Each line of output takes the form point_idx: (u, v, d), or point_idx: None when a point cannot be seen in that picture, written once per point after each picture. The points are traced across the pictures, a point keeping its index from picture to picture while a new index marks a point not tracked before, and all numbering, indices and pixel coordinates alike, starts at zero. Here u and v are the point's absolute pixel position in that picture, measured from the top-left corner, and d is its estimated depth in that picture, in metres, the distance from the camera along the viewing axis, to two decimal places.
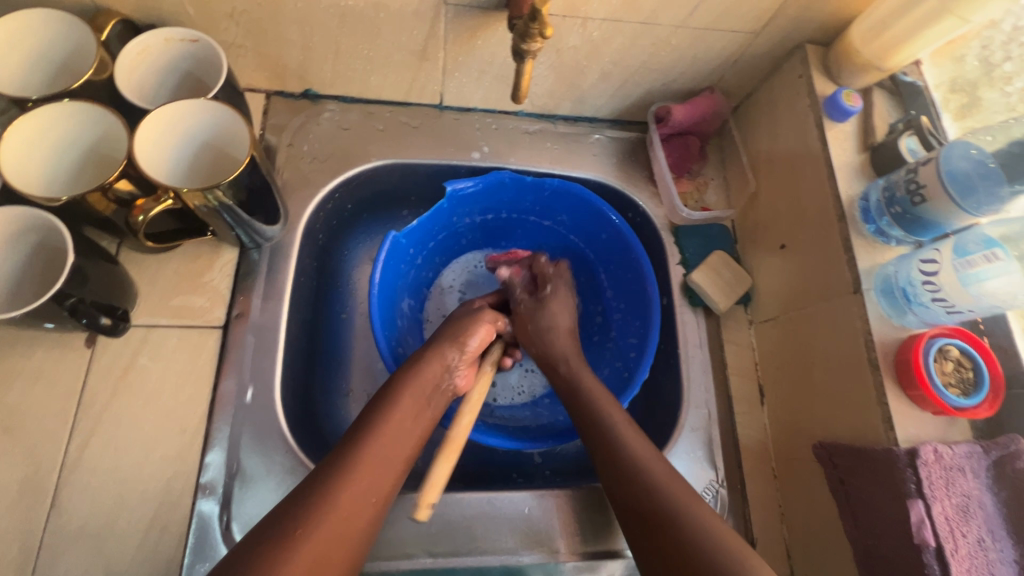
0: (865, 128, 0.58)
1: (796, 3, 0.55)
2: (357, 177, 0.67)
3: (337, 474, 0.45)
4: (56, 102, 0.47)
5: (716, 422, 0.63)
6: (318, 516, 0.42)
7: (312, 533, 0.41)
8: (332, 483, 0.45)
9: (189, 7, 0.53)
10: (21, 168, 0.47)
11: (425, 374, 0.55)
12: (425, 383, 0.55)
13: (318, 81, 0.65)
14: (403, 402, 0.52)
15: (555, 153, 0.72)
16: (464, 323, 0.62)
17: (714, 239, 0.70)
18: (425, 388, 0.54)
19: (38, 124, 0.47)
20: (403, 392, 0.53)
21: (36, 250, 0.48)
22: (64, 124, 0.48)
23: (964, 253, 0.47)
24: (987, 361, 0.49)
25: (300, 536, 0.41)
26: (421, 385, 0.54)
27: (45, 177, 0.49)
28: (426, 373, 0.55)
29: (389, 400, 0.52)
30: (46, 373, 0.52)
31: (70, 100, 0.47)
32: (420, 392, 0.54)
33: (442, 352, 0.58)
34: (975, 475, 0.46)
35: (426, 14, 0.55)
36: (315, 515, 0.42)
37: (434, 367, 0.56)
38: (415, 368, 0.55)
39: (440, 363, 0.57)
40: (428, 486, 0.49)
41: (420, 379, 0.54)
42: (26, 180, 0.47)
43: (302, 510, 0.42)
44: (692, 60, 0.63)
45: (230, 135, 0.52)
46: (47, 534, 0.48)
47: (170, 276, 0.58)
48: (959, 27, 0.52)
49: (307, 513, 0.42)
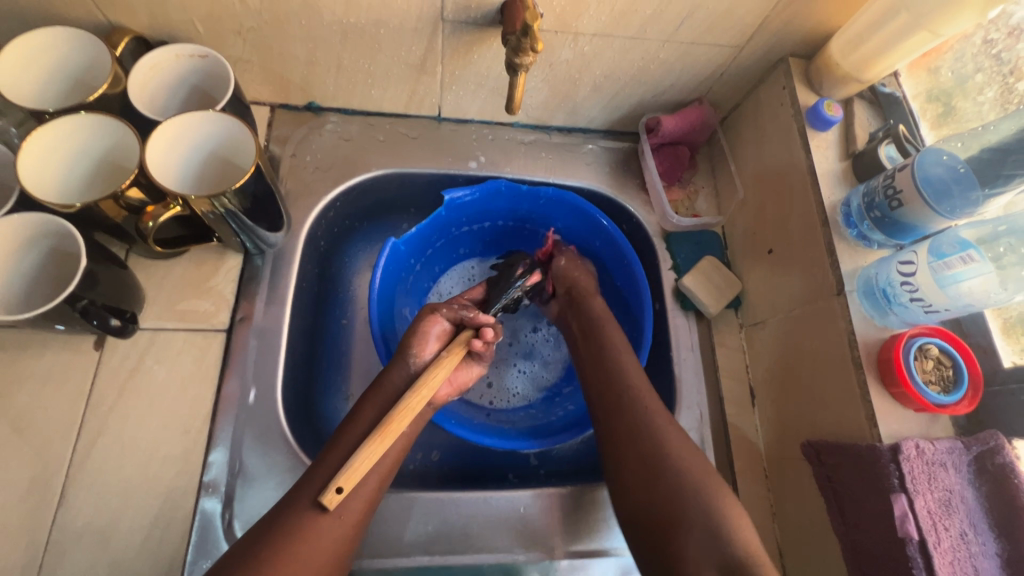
0: (846, 137, 0.60)
1: (777, 18, 0.58)
2: (357, 185, 0.69)
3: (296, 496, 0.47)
4: (118, 126, 0.51)
5: (707, 423, 0.64)
6: (287, 544, 0.44)
7: (274, 554, 0.43)
8: (294, 507, 0.46)
9: (199, 25, 0.55)
10: (42, 154, 0.49)
11: (383, 388, 0.54)
12: (385, 394, 0.53)
13: (321, 94, 0.67)
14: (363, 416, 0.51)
15: (549, 163, 0.74)
16: (415, 325, 0.60)
17: (704, 244, 0.72)
18: (385, 398, 0.53)
19: (83, 133, 0.50)
20: (360, 407, 0.53)
21: (48, 255, 0.51)
22: (97, 140, 0.51)
23: (941, 255, 0.49)
24: (966, 360, 0.50)
25: (261, 558, 0.43)
26: (380, 398, 0.53)
27: (62, 174, 0.51)
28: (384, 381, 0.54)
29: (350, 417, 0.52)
30: (56, 376, 0.54)
31: (87, 113, 0.49)
32: (380, 402, 0.52)
33: (398, 359, 0.56)
34: (956, 470, 0.47)
35: (425, 29, 0.57)
36: (283, 539, 0.44)
37: (393, 378, 0.55)
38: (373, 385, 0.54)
39: (398, 370, 0.55)
40: (346, 471, 0.44)
41: (380, 392, 0.53)
42: (51, 196, 0.50)
43: (273, 533, 0.44)
44: (680, 72, 0.65)
45: (235, 144, 0.55)
46: (53, 531, 0.50)
47: (177, 281, 0.60)
48: (932, 40, 0.54)
49: (276, 534, 0.44)
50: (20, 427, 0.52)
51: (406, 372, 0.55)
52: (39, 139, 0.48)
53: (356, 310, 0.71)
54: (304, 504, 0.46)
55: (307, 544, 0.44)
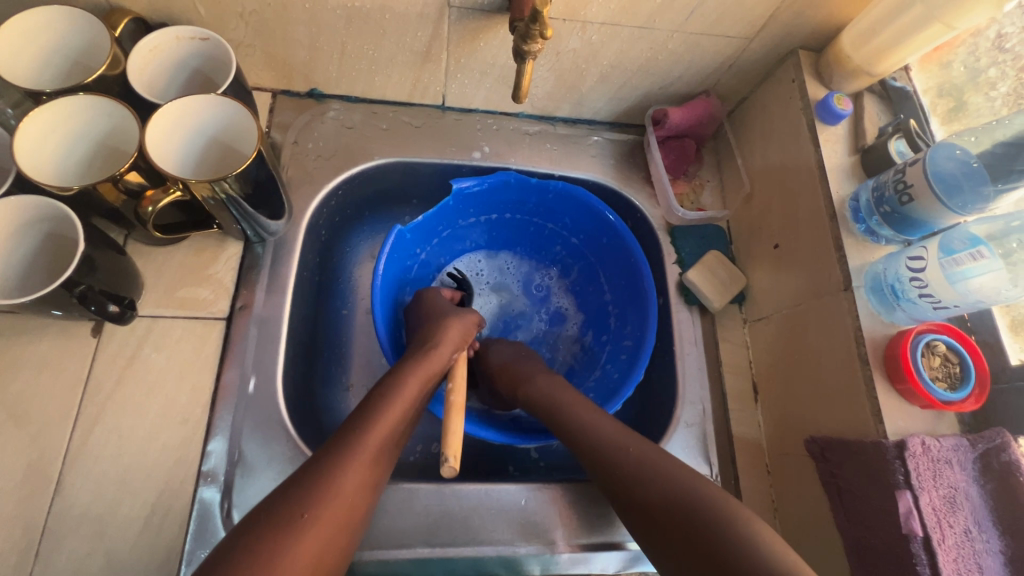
0: (856, 131, 0.59)
1: (788, 9, 0.57)
2: (360, 174, 0.68)
3: (342, 455, 0.45)
4: (123, 111, 0.50)
5: (710, 418, 0.64)
6: (322, 501, 0.41)
7: (317, 517, 0.41)
8: (340, 466, 0.44)
9: (200, 7, 0.54)
10: (42, 132, 0.48)
11: (432, 365, 0.56)
12: (429, 372, 0.55)
13: (324, 81, 0.66)
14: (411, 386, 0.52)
15: (554, 154, 0.73)
16: (453, 317, 0.63)
17: (710, 239, 0.71)
18: (432, 372, 0.55)
19: (86, 115, 0.49)
20: (408, 376, 0.53)
21: (44, 239, 0.50)
22: (100, 123, 0.50)
23: (950, 251, 0.48)
24: (974, 357, 0.50)
25: (307, 521, 0.40)
26: (426, 373, 0.54)
27: (59, 155, 0.50)
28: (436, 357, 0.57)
29: (395, 381, 0.52)
30: (52, 361, 0.53)
31: (76, 96, 0.48)
32: (427, 375, 0.54)
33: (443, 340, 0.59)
34: (962, 467, 0.47)
35: (431, 16, 0.56)
36: (323, 497, 0.42)
37: (440, 358, 0.57)
38: (420, 355, 0.56)
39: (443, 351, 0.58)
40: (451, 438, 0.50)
41: (425, 369, 0.55)
42: (49, 181, 0.50)
43: (302, 494, 0.41)
44: (688, 64, 0.64)
45: (237, 130, 0.54)
46: (49, 519, 0.49)
47: (177, 268, 0.59)
48: (945, 34, 0.53)
49: (312, 497, 0.41)
50: (16, 414, 0.51)
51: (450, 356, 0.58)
52: (41, 115, 0.47)
53: (357, 300, 0.71)
54: (343, 463, 0.44)
55: (337, 503, 0.42)
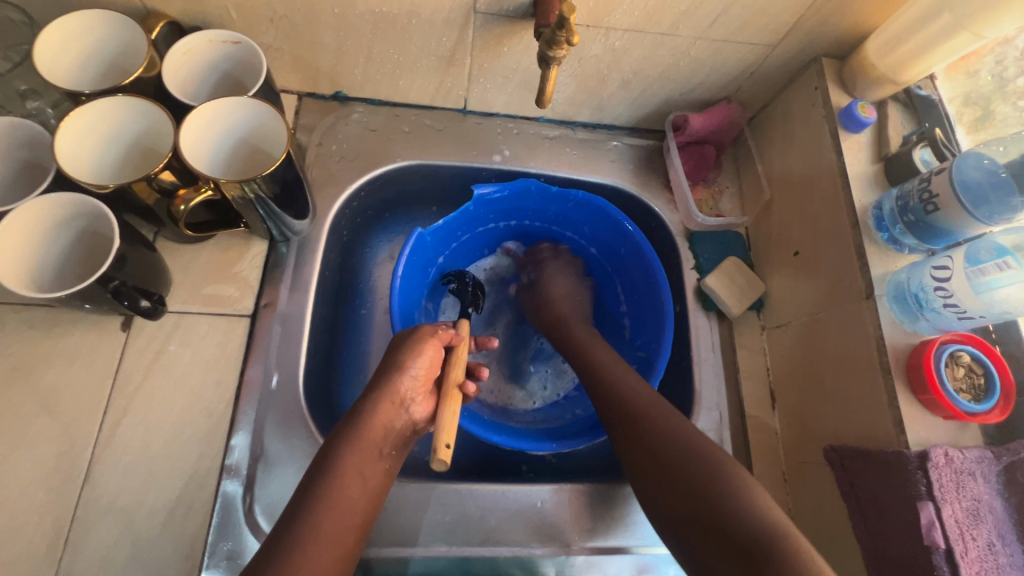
0: (879, 140, 0.59)
1: (813, 17, 0.57)
2: (383, 176, 0.70)
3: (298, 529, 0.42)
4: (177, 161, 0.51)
5: (727, 425, 0.64)
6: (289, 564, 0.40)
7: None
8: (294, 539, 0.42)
9: (233, 11, 0.55)
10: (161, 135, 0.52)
11: (373, 422, 0.49)
12: (373, 430, 0.49)
13: (348, 84, 0.67)
14: (350, 456, 0.47)
15: (574, 159, 0.74)
16: (407, 343, 0.53)
17: (728, 245, 0.71)
18: (374, 433, 0.49)
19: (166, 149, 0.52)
20: (349, 439, 0.48)
21: (81, 233, 0.51)
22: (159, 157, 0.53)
23: (976, 261, 0.48)
24: (999, 369, 0.50)
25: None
26: (366, 435, 0.48)
27: (131, 128, 0.52)
28: (374, 421, 0.49)
29: (331, 454, 0.47)
30: (85, 354, 0.55)
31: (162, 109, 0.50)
32: (370, 443, 0.48)
33: (388, 388, 0.51)
34: (985, 479, 0.47)
35: (456, 21, 0.57)
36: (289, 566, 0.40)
37: (384, 409, 0.50)
38: (359, 418, 0.49)
39: (390, 403, 0.50)
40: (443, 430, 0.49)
41: (367, 429, 0.49)
42: (92, 121, 0.50)
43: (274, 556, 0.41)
44: (710, 71, 0.65)
45: (266, 133, 0.55)
46: (78, 508, 0.50)
47: (204, 266, 0.60)
48: (972, 43, 0.53)
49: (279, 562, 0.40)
50: (50, 404, 0.53)
51: (397, 403, 0.51)
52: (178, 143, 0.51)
53: (376, 301, 0.72)
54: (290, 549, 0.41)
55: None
